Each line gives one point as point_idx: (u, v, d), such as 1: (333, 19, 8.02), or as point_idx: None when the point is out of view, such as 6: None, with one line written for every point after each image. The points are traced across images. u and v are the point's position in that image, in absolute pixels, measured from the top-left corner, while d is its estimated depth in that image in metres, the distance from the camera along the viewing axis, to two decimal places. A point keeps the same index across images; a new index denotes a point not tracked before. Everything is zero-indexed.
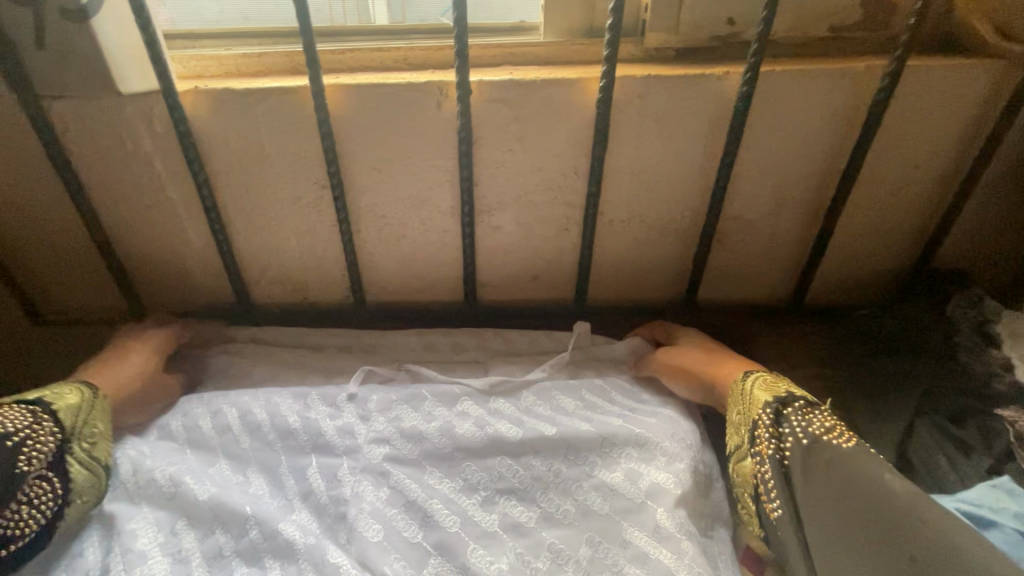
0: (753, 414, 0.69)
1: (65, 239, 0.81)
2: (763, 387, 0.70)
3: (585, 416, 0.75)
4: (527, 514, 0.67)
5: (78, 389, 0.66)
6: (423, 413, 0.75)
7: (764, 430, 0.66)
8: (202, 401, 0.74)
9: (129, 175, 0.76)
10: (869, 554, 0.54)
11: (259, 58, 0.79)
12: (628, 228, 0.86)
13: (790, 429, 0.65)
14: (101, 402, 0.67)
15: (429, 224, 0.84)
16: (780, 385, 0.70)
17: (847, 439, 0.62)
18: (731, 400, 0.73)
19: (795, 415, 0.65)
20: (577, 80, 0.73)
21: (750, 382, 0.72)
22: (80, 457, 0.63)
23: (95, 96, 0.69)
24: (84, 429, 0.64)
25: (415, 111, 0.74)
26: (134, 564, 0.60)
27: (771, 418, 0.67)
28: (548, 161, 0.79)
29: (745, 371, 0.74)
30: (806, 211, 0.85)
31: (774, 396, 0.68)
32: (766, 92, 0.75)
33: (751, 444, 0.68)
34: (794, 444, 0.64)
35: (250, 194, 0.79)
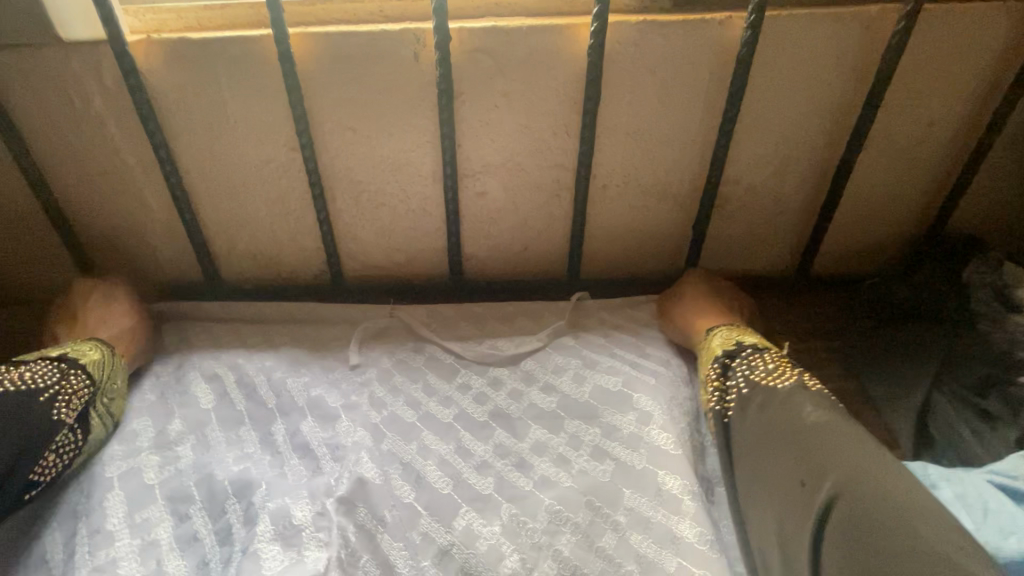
0: (705, 368, 0.67)
1: (13, 208, 0.74)
2: (723, 337, 0.68)
3: (580, 378, 0.70)
4: (520, 479, 0.61)
5: (98, 343, 0.65)
6: (423, 386, 0.70)
7: (711, 382, 0.65)
8: (197, 367, 0.70)
9: (79, 136, 0.70)
10: (783, 495, 0.52)
11: (221, 11, 0.73)
12: (623, 192, 0.80)
13: (734, 377, 0.63)
14: (117, 359, 0.66)
15: (409, 189, 0.78)
16: (733, 337, 0.68)
17: (786, 378, 0.60)
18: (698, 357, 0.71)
19: (741, 365, 0.63)
20: (566, 26, 0.67)
21: (713, 335, 0.69)
22: (99, 411, 0.61)
23: (34, 46, 0.63)
24: (107, 386, 0.63)
25: (391, 63, 0.68)
26: (101, 546, 0.54)
27: (719, 369, 0.65)
28: (536, 119, 0.73)
29: (712, 327, 0.71)
30: (813, 171, 0.79)
31: (724, 349, 0.66)
32: (771, 40, 0.69)
33: (703, 398, 0.66)
34: (738, 395, 0.61)
35: (213, 158, 0.73)
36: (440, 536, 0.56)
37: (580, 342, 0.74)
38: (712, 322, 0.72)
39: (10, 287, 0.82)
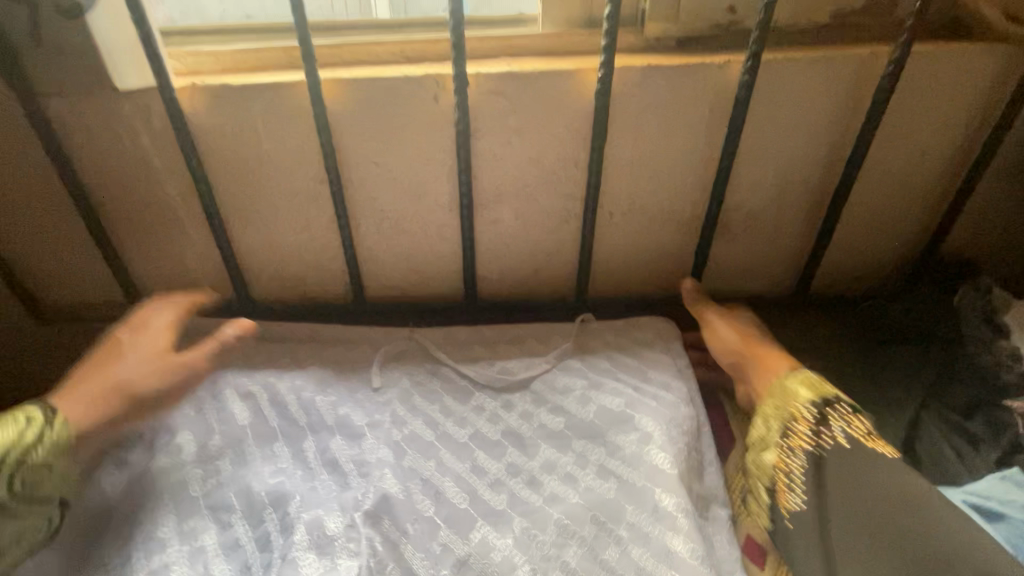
0: (789, 408, 0.67)
1: (63, 235, 0.80)
2: (806, 383, 0.67)
3: (586, 399, 0.75)
4: (530, 495, 0.66)
5: (31, 411, 0.58)
6: (441, 408, 0.75)
7: (805, 427, 0.64)
8: (232, 380, 0.74)
9: (128, 172, 0.76)
10: (891, 559, 0.54)
11: (256, 54, 0.79)
12: (628, 219, 0.85)
13: (833, 429, 0.63)
14: (53, 430, 0.59)
15: (427, 218, 0.83)
16: (822, 384, 0.67)
17: (882, 445, 0.61)
18: (770, 391, 0.70)
19: (843, 417, 0.63)
20: (575, 70, 0.72)
21: (798, 377, 0.68)
22: (8, 503, 0.54)
23: (91, 93, 0.69)
24: (24, 467, 0.56)
25: (413, 104, 0.73)
26: (153, 552, 0.60)
27: (814, 416, 0.64)
28: (546, 154, 0.78)
29: (792, 369, 0.70)
30: (810, 200, 0.84)
31: (819, 395, 0.66)
32: (768, 81, 0.74)
33: (782, 436, 0.66)
34: (837, 446, 0.62)
35: (248, 190, 0.79)
36: (458, 547, 0.61)
37: (586, 365, 0.79)
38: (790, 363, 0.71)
39: (57, 307, 0.88)
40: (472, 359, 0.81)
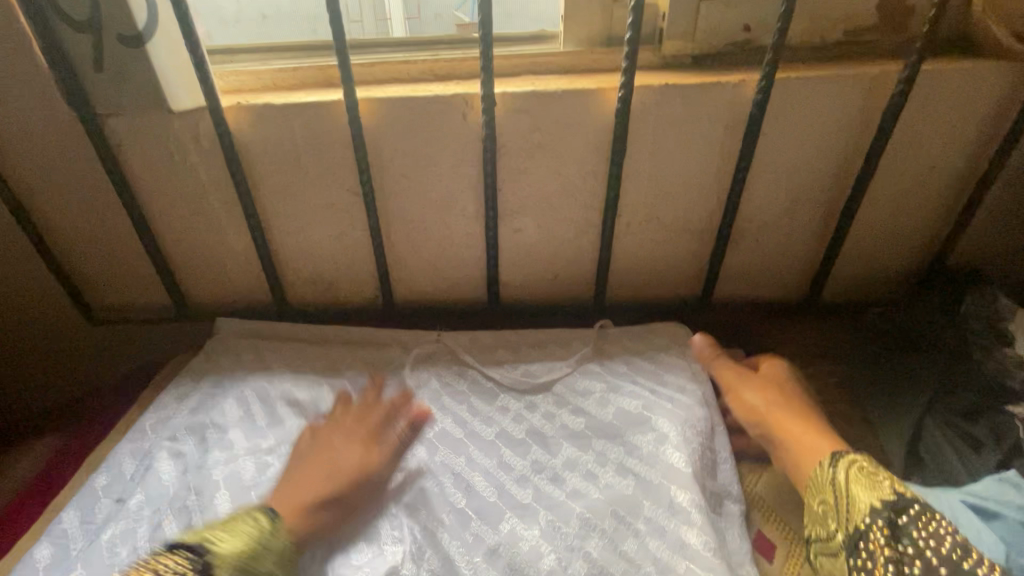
0: (854, 519, 0.58)
1: (117, 244, 0.86)
2: (863, 481, 0.59)
3: (606, 402, 0.79)
4: (554, 490, 0.70)
5: (258, 517, 0.60)
6: (468, 407, 0.80)
7: (877, 545, 0.55)
8: (278, 384, 0.81)
9: (177, 185, 0.81)
10: None
11: (293, 73, 0.84)
12: (645, 229, 0.89)
13: (912, 544, 0.53)
14: (277, 539, 0.60)
15: (454, 227, 0.88)
16: (883, 483, 0.58)
17: (985, 565, 0.50)
18: (820, 487, 0.63)
19: (919, 529, 0.54)
20: (597, 89, 0.76)
21: (854, 476, 0.60)
22: None
23: (146, 114, 0.74)
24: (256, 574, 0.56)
25: (442, 121, 0.78)
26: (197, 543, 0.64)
27: (885, 530, 0.55)
28: (568, 167, 0.83)
29: (834, 452, 0.64)
30: (822, 211, 0.87)
31: (880, 498, 0.57)
32: (782, 99, 0.77)
33: (854, 556, 0.57)
34: (923, 568, 0.52)
35: (287, 201, 0.84)
36: (489, 536, 0.66)
37: (606, 371, 0.83)
38: (832, 446, 0.66)
39: (107, 308, 0.93)
40: (497, 362, 0.86)
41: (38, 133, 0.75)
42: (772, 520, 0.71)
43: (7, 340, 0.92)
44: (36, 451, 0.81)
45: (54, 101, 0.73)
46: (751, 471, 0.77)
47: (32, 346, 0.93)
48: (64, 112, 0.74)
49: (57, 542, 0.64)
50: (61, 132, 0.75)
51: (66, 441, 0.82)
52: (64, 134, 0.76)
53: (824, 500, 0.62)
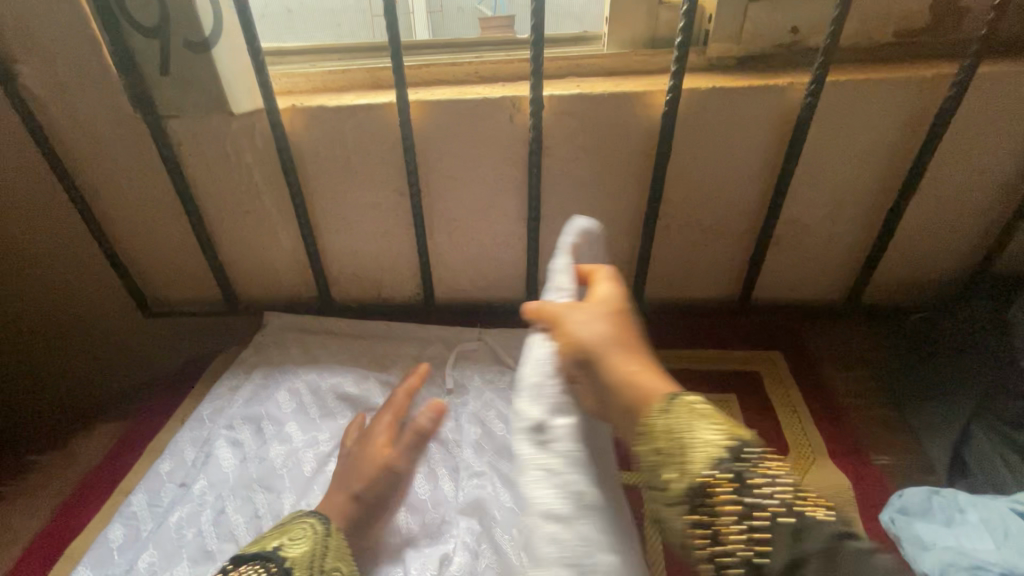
0: (696, 466, 0.42)
1: (173, 239, 0.90)
2: (693, 418, 0.45)
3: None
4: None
5: (309, 525, 0.61)
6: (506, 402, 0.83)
7: (728, 498, 0.41)
8: (331, 379, 0.84)
9: (232, 184, 0.84)
10: None
11: (343, 74, 0.86)
12: (686, 230, 0.89)
13: (756, 490, 0.41)
14: (336, 539, 0.61)
15: (496, 226, 0.89)
16: (718, 424, 0.44)
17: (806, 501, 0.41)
18: (660, 439, 0.45)
19: (758, 475, 0.42)
20: (644, 92, 0.77)
21: (692, 422, 0.44)
22: None
23: (207, 116, 0.77)
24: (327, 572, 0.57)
25: (489, 123, 0.79)
26: (256, 529, 0.67)
27: (730, 477, 0.42)
28: (611, 169, 0.83)
29: (669, 393, 0.47)
30: (866, 214, 0.86)
31: (722, 434, 0.43)
32: (830, 102, 0.76)
33: (698, 512, 0.42)
34: (770, 522, 0.41)
35: (335, 199, 0.86)
36: None
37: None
38: (659, 389, 0.47)
39: (160, 301, 0.97)
40: None
41: (103, 134, 0.79)
42: None
43: (68, 331, 0.96)
44: (103, 435, 0.86)
45: (120, 104, 0.76)
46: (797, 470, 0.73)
47: (90, 337, 0.98)
48: (129, 114, 0.77)
49: (128, 523, 0.68)
50: (125, 133, 0.79)
51: (127, 429, 0.86)
52: (128, 135, 0.79)
53: (662, 458, 0.44)
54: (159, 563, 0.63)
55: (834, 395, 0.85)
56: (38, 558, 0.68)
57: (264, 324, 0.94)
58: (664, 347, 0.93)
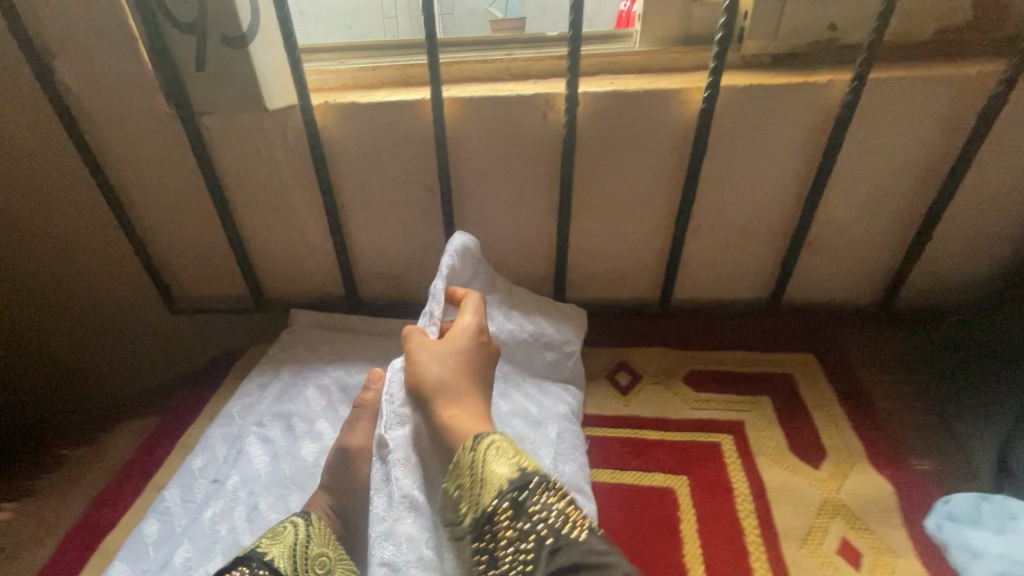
0: (485, 499, 0.53)
1: (202, 237, 0.90)
2: (493, 456, 0.55)
3: (513, 398, 0.78)
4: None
5: (289, 519, 0.62)
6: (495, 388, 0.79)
7: (505, 525, 0.52)
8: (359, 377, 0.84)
9: (262, 181, 0.84)
10: None
11: (373, 72, 0.85)
12: (718, 230, 0.88)
13: (528, 518, 0.51)
14: (317, 526, 0.63)
15: (525, 226, 0.89)
16: (512, 460, 0.55)
17: (571, 526, 0.51)
18: (459, 474, 0.56)
19: (534, 503, 0.52)
20: (680, 90, 0.76)
21: (489, 458, 0.55)
22: None
23: (241, 112, 0.77)
24: (309, 561, 0.60)
25: (522, 121, 0.79)
26: None
27: (510, 508, 0.52)
28: (643, 168, 0.82)
29: (476, 433, 0.58)
30: (904, 214, 0.84)
31: (508, 471, 0.54)
32: (871, 100, 0.75)
33: (482, 536, 0.53)
34: (535, 543, 0.50)
35: (364, 197, 0.86)
36: None
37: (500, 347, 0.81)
38: (473, 429, 0.59)
39: (188, 298, 0.97)
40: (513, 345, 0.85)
41: (137, 131, 0.79)
42: (854, 524, 0.66)
43: (96, 327, 0.97)
44: (134, 430, 0.86)
45: (153, 101, 0.76)
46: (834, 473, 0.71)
47: (118, 333, 0.98)
48: (162, 111, 0.77)
49: (163, 518, 0.68)
50: (158, 130, 0.79)
51: (155, 425, 0.86)
52: (162, 132, 0.79)
53: (461, 484, 0.56)
54: (196, 558, 0.63)
55: (870, 398, 0.82)
56: (75, 552, 0.69)
57: (290, 322, 0.94)
58: (693, 348, 0.91)
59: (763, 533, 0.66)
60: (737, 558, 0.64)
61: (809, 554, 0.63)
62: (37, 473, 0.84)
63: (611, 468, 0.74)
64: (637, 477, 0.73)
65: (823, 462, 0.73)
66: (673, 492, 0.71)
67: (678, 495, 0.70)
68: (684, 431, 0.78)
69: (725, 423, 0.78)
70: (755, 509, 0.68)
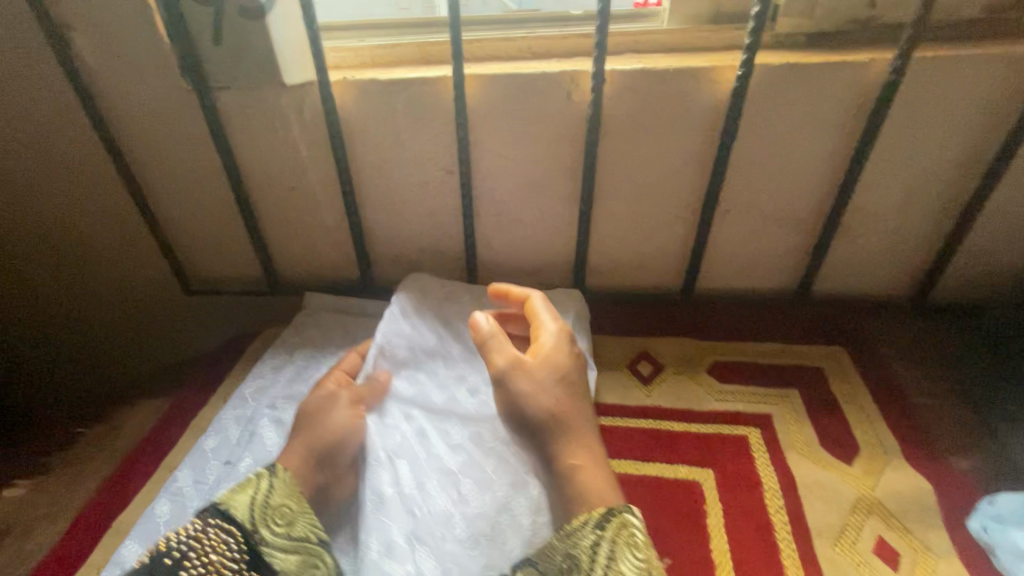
0: None
1: (217, 216, 0.88)
2: (624, 552, 0.51)
3: None
4: (473, 499, 0.66)
5: (257, 471, 0.61)
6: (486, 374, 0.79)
7: None
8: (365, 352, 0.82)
9: (278, 160, 0.82)
10: None
11: (391, 49, 0.82)
12: (746, 218, 0.85)
13: None
14: (282, 479, 0.61)
15: (546, 210, 0.86)
16: (639, 563, 0.50)
17: None
18: (575, 544, 0.53)
19: None
20: (711, 67, 0.72)
21: (617, 553, 0.51)
22: (273, 544, 0.56)
23: (257, 88, 0.76)
24: (271, 513, 0.58)
25: (546, 99, 0.76)
26: None
27: None
28: (670, 151, 0.79)
29: (609, 511, 0.54)
30: (942, 203, 0.80)
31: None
32: (913, 81, 0.71)
33: None
34: None
35: (381, 177, 0.84)
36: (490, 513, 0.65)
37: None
38: (598, 496, 0.56)
39: (202, 278, 0.96)
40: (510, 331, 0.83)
41: (152, 106, 0.77)
42: (890, 523, 0.64)
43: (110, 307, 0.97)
44: (149, 408, 0.86)
45: (168, 75, 0.75)
46: (865, 472, 0.69)
47: (132, 315, 0.98)
48: (177, 86, 0.75)
49: (175, 499, 0.67)
50: (173, 106, 0.77)
51: (169, 404, 0.85)
52: (177, 108, 0.77)
53: (571, 562, 0.52)
54: None
55: (905, 394, 0.79)
56: (87, 528, 0.68)
57: (304, 305, 0.92)
58: (718, 338, 0.89)
59: (793, 528, 0.64)
60: (765, 554, 0.62)
61: (841, 553, 0.62)
62: (51, 450, 0.83)
63: (634, 458, 0.72)
64: (661, 468, 0.71)
65: (855, 460, 0.70)
66: (699, 484, 0.69)
67: (704, 488, 0.68)
68: (710, 422, 0.75)
69: (752, 415, 0.76)
70: (785, 504, 0.66)
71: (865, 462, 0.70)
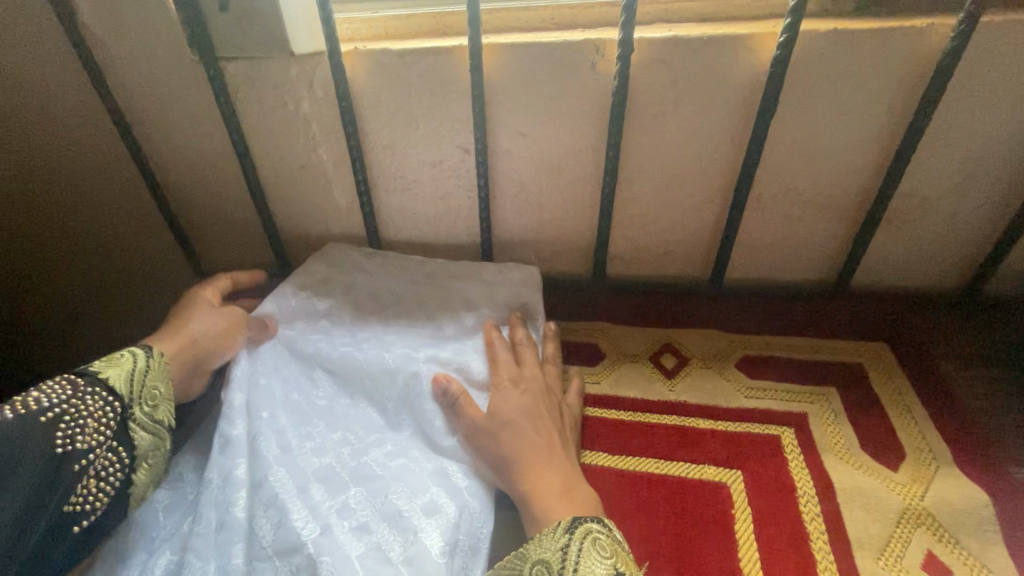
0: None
1: (227, 196, 0.87)
2: (597, 550, 0.51)
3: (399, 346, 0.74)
4: (330, 438, 0.65)
5: (134, 350, 0.62)
6: (384, 336, 0.76)
7: None
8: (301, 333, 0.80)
9: (287, 137, 0.79)
10: None
11: (406, 20, 0.78)
12: (782, 203, 0.79)
13: None
14: (159, 360, 0.62)
15: (566, 192, 0.82)
16: (611, 559, 0.50)
17: None
18: (544, 548, 0.52)
19: None
20: (750, 36, 0.66)
21: (588, 553, 0.50)
22: (141, 421, 0.59)
23: (266, 60, 0.72)
24: (145, 393, 0.60)
25: (568, 71, 0.71)
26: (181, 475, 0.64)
27: None
28: (701, 129, 0.74)
29: (572, 516, 0.53)
30: (1003, 188, 0.73)
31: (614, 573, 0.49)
32: (978, 51, 0.64)
33: None
34: None
35: (394, 156, 0.80)
36: (339, 463, 0.62)
37: (385, 312, 0.80)
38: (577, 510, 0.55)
39: (213, 262, 0.96)
40: (430, 303, 0.81)
41: (159, 79, 0.75)
42: (941, 536, 0.58)
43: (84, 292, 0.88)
44: None
45: (176, 46, 0.72)
46: (912, 480, 0.63)
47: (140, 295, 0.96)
48: (185, 57, 0.73)
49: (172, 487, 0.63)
50: (180, 79, 0.74)
51: None
52: (185, 81, 0.75)
53: (542, 567, 0.51)
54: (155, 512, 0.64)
55: (956, 395, 0.73)
56: None
57: None
58: (748, 331, 0.83)
59: (831, 538, 0.59)
60: (798, 564, 0.57)
61: (886, 568, 0.57)
62: None
63: (656, 457, 0.67)
64: (685, 469, 0.66)
65: (899, 467, 0.65)
66: (727, 487, 0.64)
67: (733, 491, 0.63)
68: (741, 420, 0.70)
69: (786, 414, 0.70)
70: (822, 511, 0.61)
71: (912, 470, 0.64)
